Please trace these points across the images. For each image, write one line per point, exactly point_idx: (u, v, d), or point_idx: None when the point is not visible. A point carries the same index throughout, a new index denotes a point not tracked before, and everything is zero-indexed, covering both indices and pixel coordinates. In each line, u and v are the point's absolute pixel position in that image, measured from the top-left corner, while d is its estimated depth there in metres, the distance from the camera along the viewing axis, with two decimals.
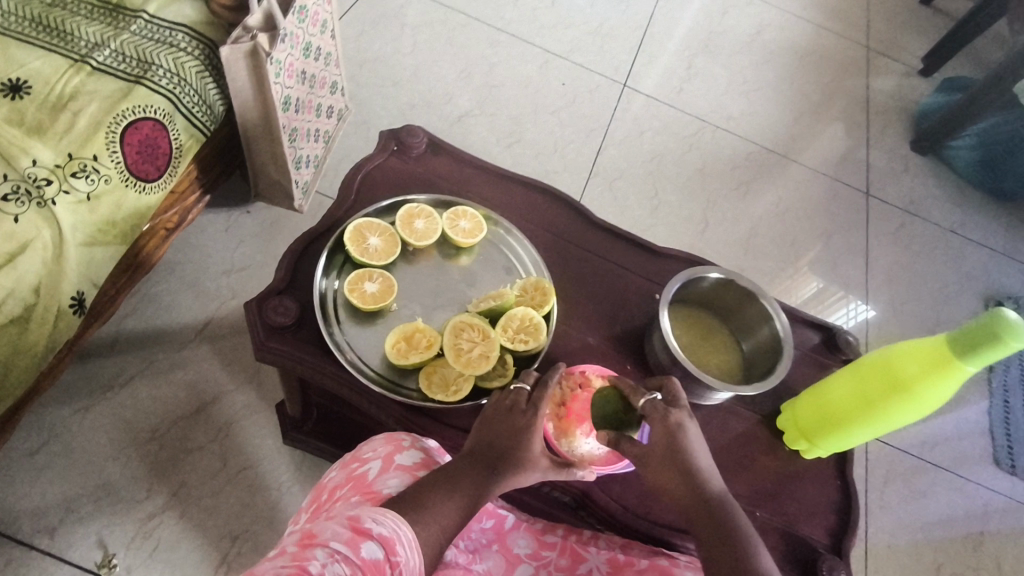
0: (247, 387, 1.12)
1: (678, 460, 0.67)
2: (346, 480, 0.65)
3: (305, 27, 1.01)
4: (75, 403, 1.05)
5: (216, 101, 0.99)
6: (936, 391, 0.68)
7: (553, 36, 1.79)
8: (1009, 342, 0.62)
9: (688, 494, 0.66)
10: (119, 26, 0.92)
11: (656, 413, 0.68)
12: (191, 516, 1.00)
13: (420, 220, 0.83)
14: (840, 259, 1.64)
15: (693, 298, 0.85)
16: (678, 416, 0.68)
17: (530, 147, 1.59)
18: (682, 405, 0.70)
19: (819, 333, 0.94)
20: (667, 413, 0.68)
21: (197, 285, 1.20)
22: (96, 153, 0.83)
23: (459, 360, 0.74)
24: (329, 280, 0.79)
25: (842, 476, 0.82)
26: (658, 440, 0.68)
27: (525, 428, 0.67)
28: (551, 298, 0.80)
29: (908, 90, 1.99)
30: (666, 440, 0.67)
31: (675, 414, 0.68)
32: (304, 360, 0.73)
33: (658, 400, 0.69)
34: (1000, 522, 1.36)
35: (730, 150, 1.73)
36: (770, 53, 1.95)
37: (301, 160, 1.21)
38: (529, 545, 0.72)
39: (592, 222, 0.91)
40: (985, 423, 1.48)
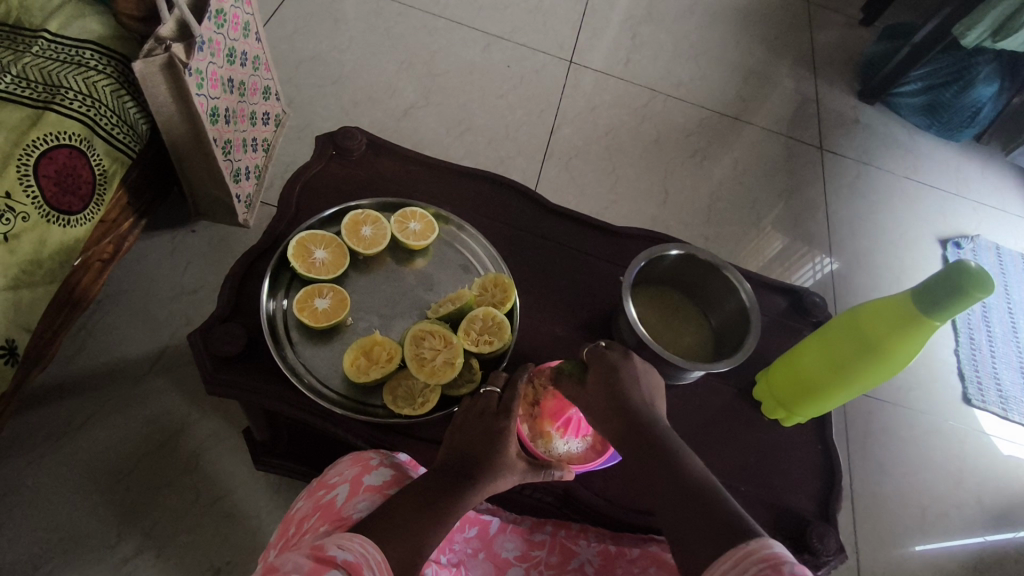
0: (212, 415, 1.07)
1: (613, 397, 0.64)
2: (314, 509, 0.61)
3: (224, 32, 0.95)
4: (27, 454, 0.99)
5: (137, 120, 0.94)
6: (904, 349, 0.67)
7: (493, 18, 1.74)
8: (974, 292, 0.60)
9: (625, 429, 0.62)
10: (19, 49, 0.85)
11: (597, 360, 0.67)
12: (167, 557, 0.96)
13: (367, 226, 0.79)
14: (802, 216, 1.64)
15: (657, 277, 0.83)
16: (615, 358, 0.67)
17: (480, 134, 1.55)
18: (621, 349, 0.69)
19: (786, 297, 0.93)
20: (606, 358, 0.67)
21: (147, 315, 1.14)
22: (9, 190, 0.77)
23: (423, 371, 0.70)
24: (277, 300, 0.75)
25: (822, 437, 0.82)
26: (594, 386, 0.66)
27: (501, 432, 0.65)
28: (512, 293, 0.77)
29: (852, 40, 2.00)
30: (604, 382, 0.65)
31: (613, 356, 0.67)
32: (258, 389, 0.69)
33: (598, 346, 0.69)
34: (977, 458, 1.39)
35: (684, 117, 1.71)
36: (713, 16, 1.93)
37: (240, 172, 1.15)
38: (517, 547, 0.71)
39: (547, 209, 0.88)
40: (953, 361, 1.51)
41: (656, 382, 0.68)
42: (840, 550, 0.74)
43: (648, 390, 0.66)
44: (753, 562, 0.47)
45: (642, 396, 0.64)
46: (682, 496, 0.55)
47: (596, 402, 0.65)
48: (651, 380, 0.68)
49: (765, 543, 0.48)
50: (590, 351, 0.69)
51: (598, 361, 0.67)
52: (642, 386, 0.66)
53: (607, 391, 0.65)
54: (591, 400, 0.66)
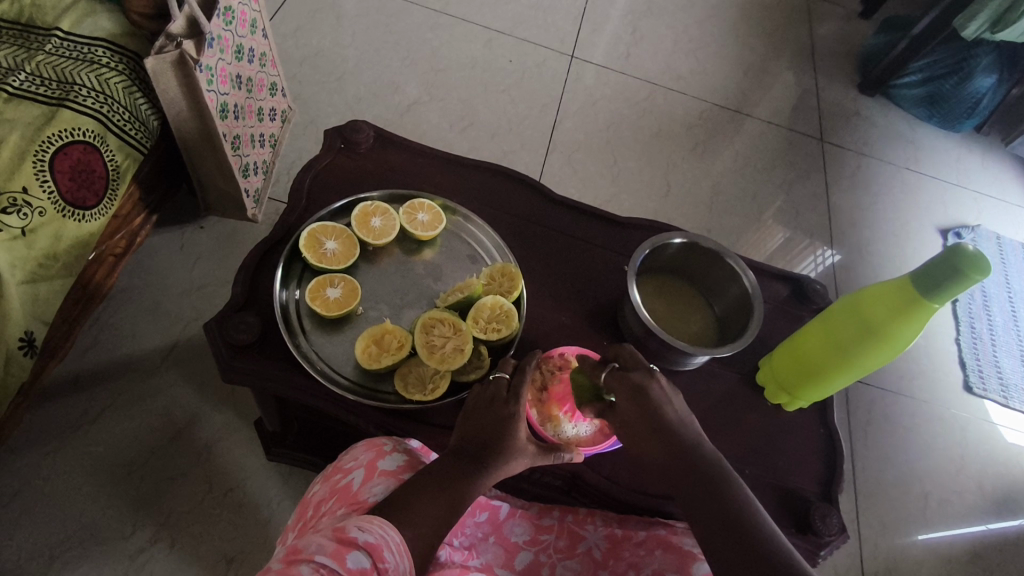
0: (223, 407, 1.09)
1: (650, 423, 0.65)
2: (330, 492, 0.63)
3: (233, 29, 0.97)
4: (44, 445, 1.01)
5: (149, 116, 0.95)
6: (904, 333, 0.68)
7: (494, 13, 1.75)
8: (972, 274, 0.62)
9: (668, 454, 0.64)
10: (33, 47, 0.87)
11: (621, 381, 0.66)
12: (182, 545, 0.98)
13: (376, 218, 0.81)
14: (803, 208, 1.66)
15: (661, 265, 0.84)
16: (640, 378, 0.66)
17: (483, 128, 1.56)
18: (644, 364, 0.67)
19: (787, 285, 0.95)
20: (630, 378, 0.66)
21: (158, 309, 1.15)
22: (26, 185, 0.79)
23: (433, 357, 0.72)
24: (289, 290, 0.76)
25: (824, 422, 0.84)
26: (628, 408, 0.66)
27: (510, 417, 0.66)
28: (519, 282, 0.78)
29: (852, 32, 2.00)
30: (639, 407, 0.65)
31: (638, 377, 0.66)
32: (273, 377, 0.71)
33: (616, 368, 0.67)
34: (978, 445, 1.41)
35: (685, 110, 1.73)
36: (714, 9, 1.94)
37: (248, 168, 1.17)
38: (526, 531, 0.72)
39: (552, 200, 0.90)
40: (954, 350, 1.52)
41: (683, 397, 0.68)
42: (842, 531, 0.76)
43: (680, 408, 0.66)
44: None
45: (677, 417, 0.65)
46: (727, 527, 0.58)
47: (632, 425, 0.66)
48: (678, 401, 0.67)
49: None
50: (607, 373, 0.68)
51: (620, 381, 0.66)
52: (675, 406, 0.66)
53: (642, 414, 0.65)
54: (627, 419, 0.66)
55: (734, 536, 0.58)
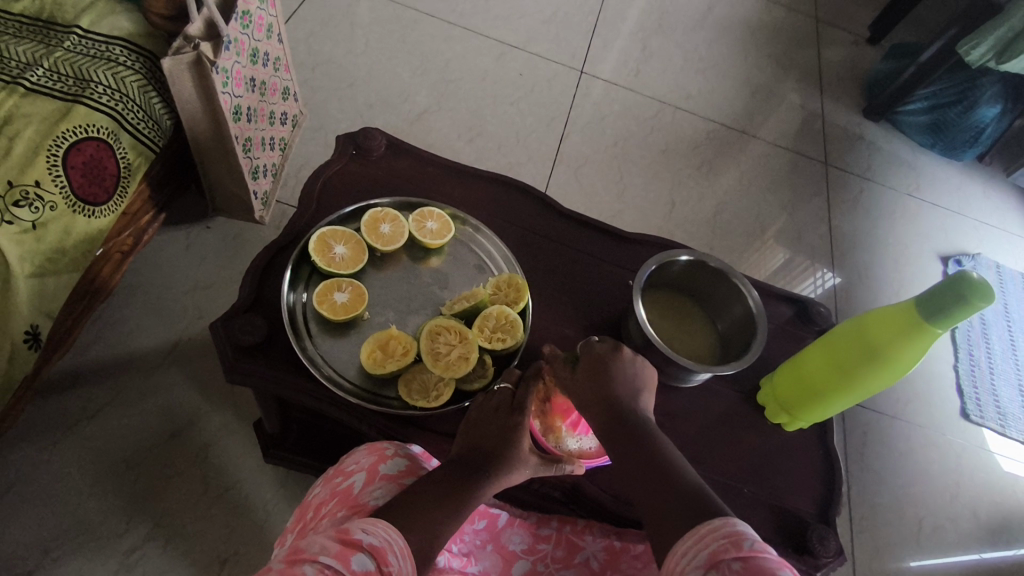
0: (223, 407, 1.09)
1: (600, 388, 0.66)
2: (331, 495, 0.63)
3: (249, 33, 0.98)
4: (41, 439, 1.01)
5: (163, 115, 0.96)
6: (905, 358, 0.69)
7: (506, 27, 1.77)
8: (976, 302, 0.63)
9: (613, 421, 0.64)
10: (51, 44, 0.88)
11: (587, 352, 0.69)
12: (175, 545, 0.97)
13: (386, 224, 0.82)
14: (806, 230, 1.66)
15: (667, 282, 0.85)
16: (605, 351, 0.68)
17: (491, 140, 1.58)
18: (613, 342, 0.70)
19: (790, 305, 0.95)
20: (596, 350, 0.69)
21: (161, 307, 1.16)
22: (39, 179, 0.79)
23: (438, 365, 0.72)
24: (297, 293, 0.77)
25: (823, 443, 0.84)
26: (582, 376, 0.68)
27: (515, 427, 0.66)
28: (525, 293, 0.79)
29: (858, 58, 2.03)
30: (592, 369, 0.67)
31: (602, 349, 0.69)
32: (278, 379, 0.71)
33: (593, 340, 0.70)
34: (974, 472, 1.41)
35: (691, 129, 1.74)
36: (722, 30, 1.97)
37: (258, 170, 1.17)
38: (523, 541, 0.72)
39: (559, 213, 0.90)
40: (953, 377, 1.52)
41: (647, 375, 0.70)
42: (839, 552, 0.76)
43: (633, 381, 0.68)
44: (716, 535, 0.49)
45: (625, 387, 0.67)
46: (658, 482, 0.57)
47: (582, 388, 0.67)
48: (641, 376, 0.69)
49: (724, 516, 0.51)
50: (583, 343, 0.70)
51: (587, 351, 0.69)
52: (626, 380, 0.68)
53: (595, 378, 0.67)
54: (579, 391, 0.67)
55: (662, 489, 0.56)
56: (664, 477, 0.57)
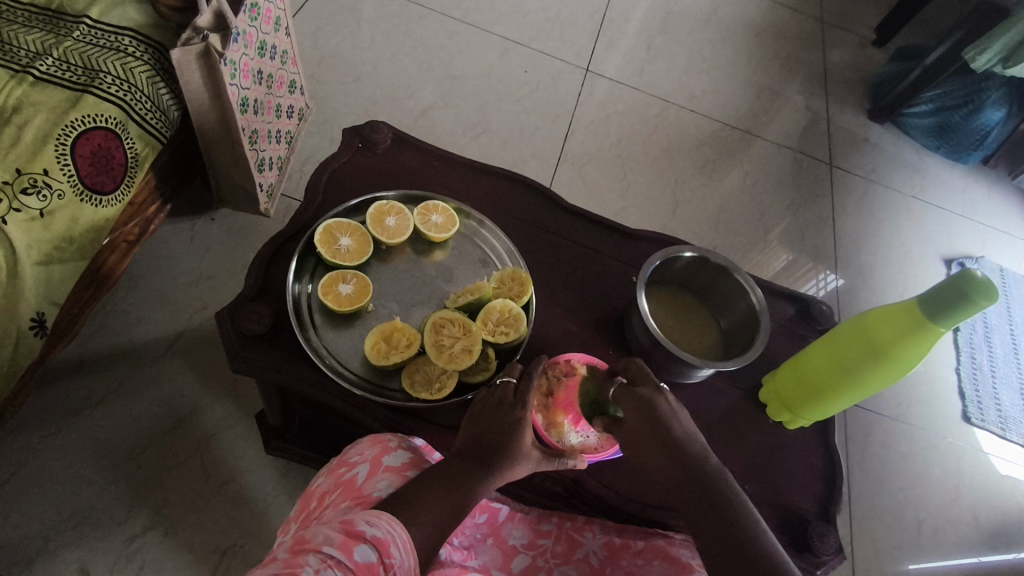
0: (226, 398, 1.10)
1: (656, 435, 0.65)
2: (335, 485, 0.63)
3: (257, 25, 0.98)
4: (45, 428, 1.01)
5: (170, 107, 0.97)
6: (907, 358, 0.69)
7: (512, 24, 1.77)
8: (979, 300, 0.63)
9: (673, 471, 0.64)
10: (60, 33, 0.88)
11: (630, 397, 0.68)
12: (177, 534, 0.98)
13: (391, 217, 0.82)
14: (810, 231, 1.67)
15: (670, 279, 0.85)
16: (650, 394, 0.67)
17: (496, 136, 1.58)
18: (654, 381, 0.69)
19: (793, 304, 0.95)
20: (640, 393, 0.67)
21: (166, 298, 1.16)
22: (47, 167, 0.80)
23: (442, 357, 0.72)
24: (302, 284, 0.77)
25: (824, 442, 0.84)
26: (635, 423, 0.67)
27: (517, 421, 0.67)
28: (529, 287, 0.79)
29: (864, 60, 2.03)
30: (645, 418, 0.66)
31: (648, 392, 0.67)
32: (282, 369, 0.71)
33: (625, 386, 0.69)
34: (974, 476, 1.41)
35: (696, 128, 1.74)
36: (728, 30, 1.97)
37: (264, 163, 1.18)
38: (524, 535, 0.73)
39: (563, 208, 0.91)
40: (954, 379, 1.52)
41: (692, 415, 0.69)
42: (838, 551, 0.76)
43: (686, 423, 0.66)
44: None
45: (682, 429, 0.65)
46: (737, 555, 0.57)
47: (638, 437, 0.66)
48: (687, 418, 0.68)
49: None
50: (616, 390, 0.70)
51: (631, 397, 0.68)
52: (679, 420, 0.66)
53: (648, 427, 0.66)
54: (637, 434, 0.66)
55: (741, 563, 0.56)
56: (735, 546, 0.57)
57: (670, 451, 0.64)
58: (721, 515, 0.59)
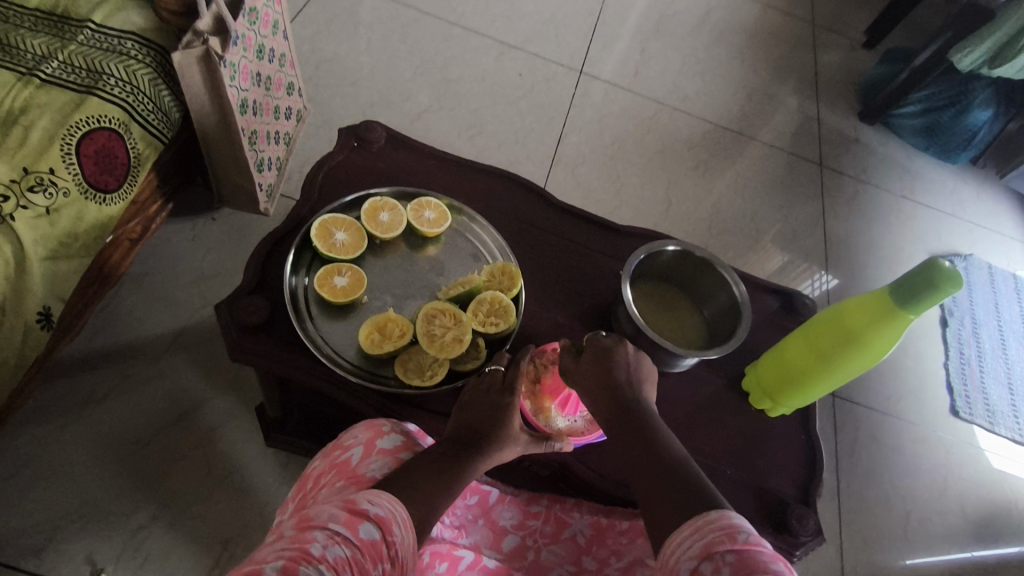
0: (226, 393, 1.12)
1: (604, 377, 0.67)
2: (330, 467, 0.66)
3: (256, 29, 1.01)
4: (49, 422, 1.04)
5: (172, 108, 1.00)
6: (881, 342, 0.72)
7: (507, 28, 1.81)
8: (945, 286, 0.66)
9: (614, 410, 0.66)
10: (65, 37, 0.91)
11: (593, 344, 0.70)
12: (179, 525, 1.00)
13: (385, 213, 0.85)
14: (800, 230, 1.70)
15: (656, 271, 0.88)
16: (610, 343, 0.70)
17: (491, 138, 1.61)
18: (618, 336, 0.72)
19: (777, 297, 0.98)
20: (601, 341, 0.70)
21: (168, 296, 1.19)
22: (53, 166, 0.83)
23: (433, 346, 0.75)
24: (299, 277, 0.80)
25: (807, 430, 0.87)
26: (588, 365, 0.69)
27: (506, 406, 0.69)
28: (518, 279, 0.82)
29: (854, 62, 2.06)
30: (598, 360, 0.69)
31: (609, 341, 0.70)
32: (279, 358, 0.74)
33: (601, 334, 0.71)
34: (962, 468, 1.44)
35: (688, 130, 1.77)
36: (720, 33, 2.00)
37: (263, 163, 1.21)
38: (514, 516, 0.75)
39: (553, 205, 0.94)
40: (942, 374, 1.55)
41: (647, 368, 0.71)
42: (818, 533, 0.79)
43: (633, 372, 0.69)
44: (712, 528, 0.50)
45: (626, 377, 0.68)
46: (657, 475, 0.58)
47: (588, 377, 0.68)
48: (643, 368, 0.70)
49: (725, 511, 0.52)
50: (589, 337, 0.72)
51: (593, 343, 0.70)
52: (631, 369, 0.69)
53: (600, 368, 0.68)
54: (586, 384, 0.69)
55: (660, 480, 0.57)
56: (659, 466, 0.59)
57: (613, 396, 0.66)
58: (653, 446, 0.61)
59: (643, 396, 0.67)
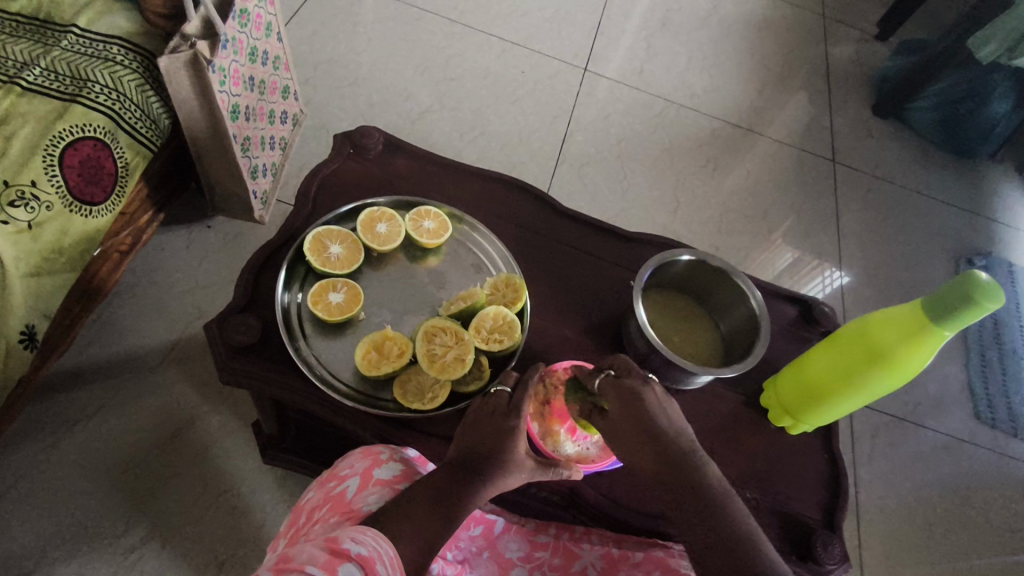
0: (221, 408, 1.09)
1: (641, 427, 0.64)
2: (324, 499, 0.62)
3: (248, 32, 0.97)
4: (40, 440, 1.01)
5: (161, 115, 0.96)
6: (913, 360, 0.67)
7: (509, 25, 1.76)
8: (984, 302, 0.61)
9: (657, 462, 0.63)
10: (48, 43, 0.87)
11: (614, 387, 0.66)
12: (174, 546, 0.97)
13: (382, 224, 0.81)
14: (813, 229, 1.64)
15: (668, 282, 0.83)
16: (634, 384, 0.65)
17: (494, 138, 1.56)
18: (637, 371, 0.67)
19: (795, 306, 0.93)
20: (623, 383, 0.66)
21: (162, 307, 1.15)
22: (34, 179, 0.79)
23: (434, 366, 0.71)
24: (292, 293, 0.76)
25: (829, 448, 0.82)
26: (620, 415, 0.65)
27: (511, 430, 0.65)
28: (523, 293, 0.78)
29: (867, 55, 2.00)
30: (628, 410, 0.65)
31: (631, 381, 0.66)
32: (270, 379, 0.70)
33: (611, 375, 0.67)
34: (985, 476, 1.38)
35: (696, 128, 1.72)
36: (728, 27, 1.94)
37: (257, 170, 1.17)
38: (520, 548, 0.71)
39: (558, 211, 0.89)
40: (963, 378, 1.50)
41: (677, 404, 0.67)
42: (843, 559, 0.75)
43: (671, 413, 0.65)
44: None
45: (667, 421, 0.64)
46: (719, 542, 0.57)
47: (621, 428, 0.65)
48: (672, 405, 0.66)
49: None
50: (601, 380, 0.68)
51: (614, 387, 0.66)
52: (665, 411, 0.65)
53: (633, 419, 0.64)
54: (617, 425, 0.66)
55: (720, 549, 0.56)
56: (718, 531, 0.57)
57: (658, 450, 0.63)
58: (707, 505, 0.59)
59: (687, 438, 0.65)
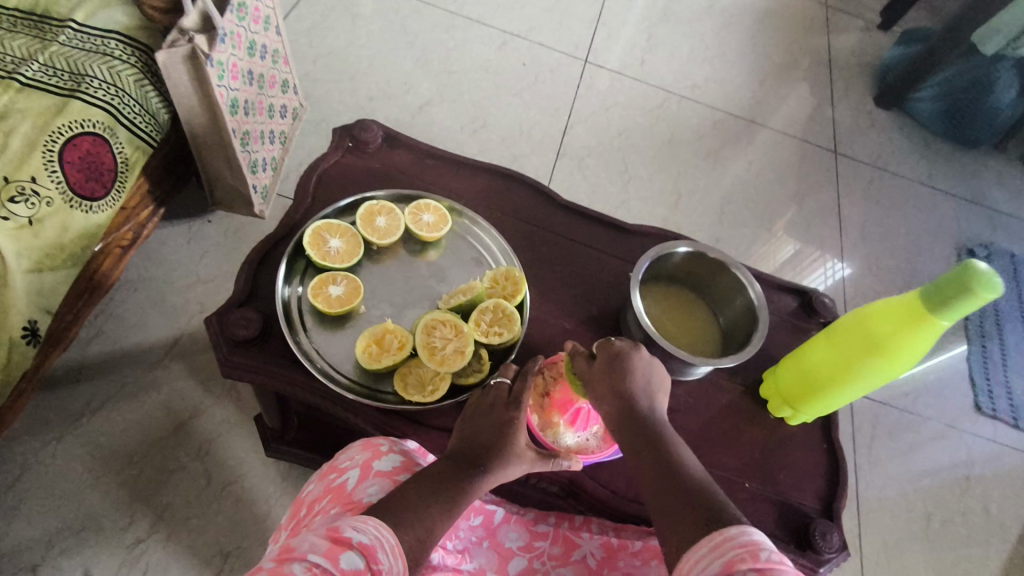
0: (224, 401, 1.09)
1: (617, 383, 0.64)
2: (325, 492, 0.63)
3: (246, 25, 0.97)
4: (45, 434, 1.02)
5: (160, 110, 0.96)
6: (909, 349, 0.67)
7: (508, 17, 1.75)
8: (982, 293, 0.61)
9: (624, 417, 0.63)
10: (46, 38, 0.88)
11: (603, 348, 0.67)
12: (179, 538, 0.98)
13: (381, 217, 0.81)
14: (814, 220, 1.64)
15: (667, 274, 0.83)
16: (624, 349, 0.66)
17: (494, 131, 1.56)
18: (630, 340, 0.68)
19: (794, 297, 0.93)
20: (614, 346, 0.66)
21: (164, 302, 1.16)
22: (34, 175, 0.79)
23: (434, 358, 0.71)
24: (292, 286, 0.76)
25: (828, 438, 0.82)
26: (599, 372, 0.65)
27: (511, 422, 0.65)
28: (522, 286, 0.78)
29: (869, 44, 1.99)
30: (609, 364, 0.65)
31: (621, 346, 0.66)
32: (272, 373, 0.71)
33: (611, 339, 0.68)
34: (985, 466, 1.38)
35: (697, 119, 1.72)
36: (730, 17, 1.93)
37: (257, 164, 1.17)
38: (520, 537, 0.72)
39: (558, 204, 0.89)
40: (964, 368, 1.50)
41: (661, 373, 0.68)
42: (841, 548, 0.75)
43: (651, 378, 0.66)
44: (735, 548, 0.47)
45: (645, 384, 0.64)
46: (673, 489, 0.56)
47: (597, 380, 0.65)
48: (658, 377, 0.67)
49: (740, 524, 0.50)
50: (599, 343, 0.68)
51: (603, 348, 0.66)
52: (646, 376, 0.65)
53: (611, 375, 0.64)
54: (593, 382, 0.66)
55: (671, 495, 0.55)
56: (673, 481, 0.56)
57: (630, 404, 0.63)
58: (665, 459, 0.58)
59: (657, 405, 0.64)
